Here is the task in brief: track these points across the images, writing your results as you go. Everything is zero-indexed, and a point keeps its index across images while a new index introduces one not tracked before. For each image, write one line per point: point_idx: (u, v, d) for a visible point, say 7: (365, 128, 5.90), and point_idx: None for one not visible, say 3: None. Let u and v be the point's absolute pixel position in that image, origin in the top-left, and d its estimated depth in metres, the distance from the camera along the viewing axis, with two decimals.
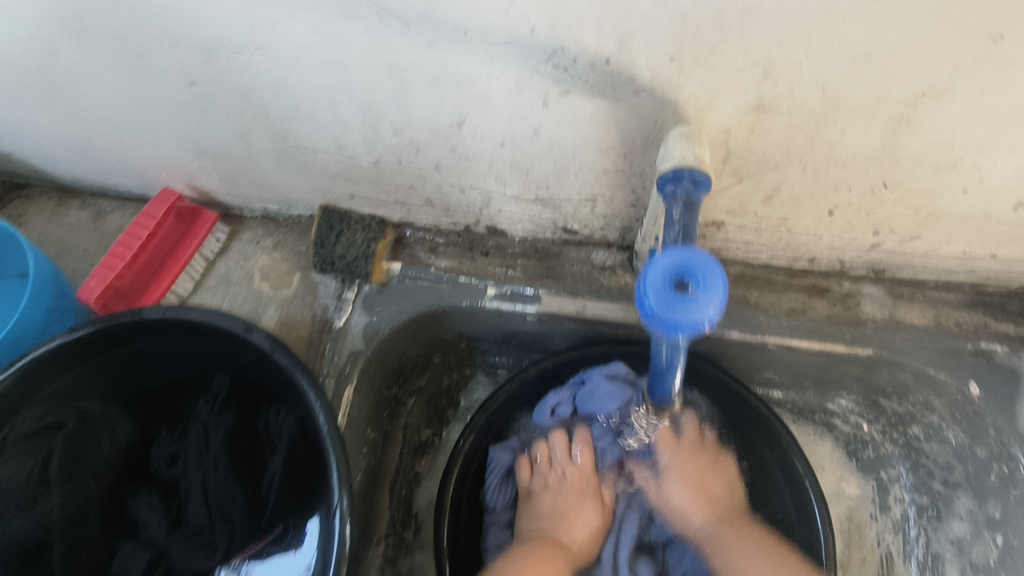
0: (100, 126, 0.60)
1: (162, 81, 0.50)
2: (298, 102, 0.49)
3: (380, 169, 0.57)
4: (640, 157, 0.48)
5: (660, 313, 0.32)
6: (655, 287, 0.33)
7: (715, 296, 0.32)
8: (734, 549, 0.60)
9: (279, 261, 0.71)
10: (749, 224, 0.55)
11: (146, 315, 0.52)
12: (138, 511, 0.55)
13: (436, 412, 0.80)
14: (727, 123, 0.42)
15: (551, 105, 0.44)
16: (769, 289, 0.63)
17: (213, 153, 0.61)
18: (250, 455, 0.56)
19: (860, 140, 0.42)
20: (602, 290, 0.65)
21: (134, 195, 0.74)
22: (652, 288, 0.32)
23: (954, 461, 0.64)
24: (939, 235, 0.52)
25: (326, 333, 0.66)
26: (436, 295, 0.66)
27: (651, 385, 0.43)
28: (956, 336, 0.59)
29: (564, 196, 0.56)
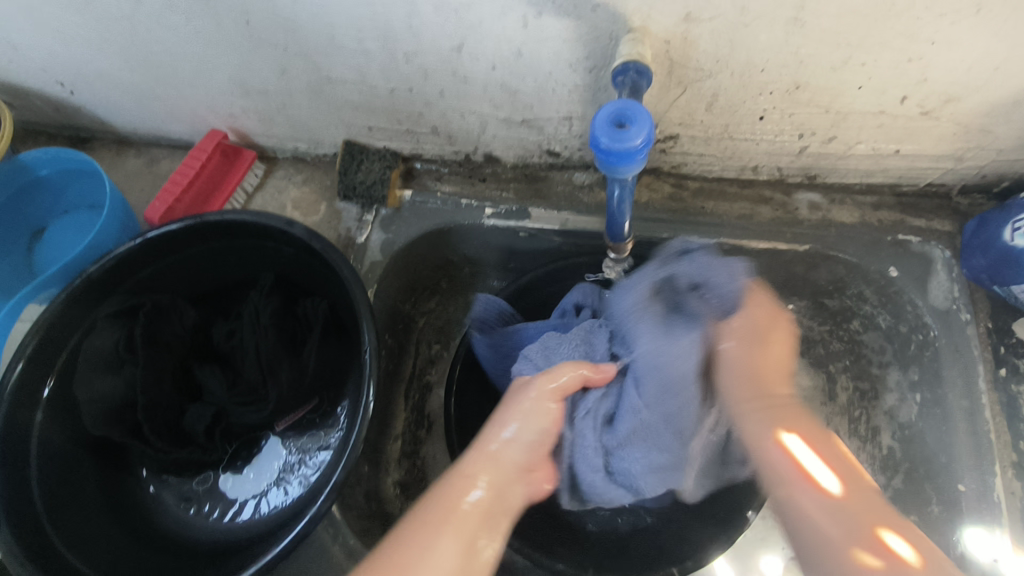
0: (165, 70, 0.73)
1: (223, 21, 0.63)
2: (332, 32, 0.62)
3: (395, 97, 0.70)
4: (603, 71, 0.60)
5: (607, 145, 0.43)
6: (601, 128, 0.43)
7: (647, 125, 0.43)
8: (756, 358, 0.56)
9: (308, 193, 0.83)
10: (699, 134, 0.67)
11: (207, 218, 0.64)
12: (203, 378, 0.66)
13: (444, 332, 0.91)
14: (666, 32, 0.55)
15: (529, 26, 0.57)
16: (723, 198, 0.74)
17: (257, 92, 0.74)
18: (293, 332, 0.67)
19: (768, 44, 0.54)
20: (582, 206, 0.77)
21: (184, 142, 0.87)
22: (599, 130, 0.43)
23: (885, 343, 0.74)
24: (850, 133, 0.63)
25: (350, 249, 0.79)
26: (443, 215, 0.79)
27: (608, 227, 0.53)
28: (877, 229, 0.71)
29: (545, 116, 0.69)
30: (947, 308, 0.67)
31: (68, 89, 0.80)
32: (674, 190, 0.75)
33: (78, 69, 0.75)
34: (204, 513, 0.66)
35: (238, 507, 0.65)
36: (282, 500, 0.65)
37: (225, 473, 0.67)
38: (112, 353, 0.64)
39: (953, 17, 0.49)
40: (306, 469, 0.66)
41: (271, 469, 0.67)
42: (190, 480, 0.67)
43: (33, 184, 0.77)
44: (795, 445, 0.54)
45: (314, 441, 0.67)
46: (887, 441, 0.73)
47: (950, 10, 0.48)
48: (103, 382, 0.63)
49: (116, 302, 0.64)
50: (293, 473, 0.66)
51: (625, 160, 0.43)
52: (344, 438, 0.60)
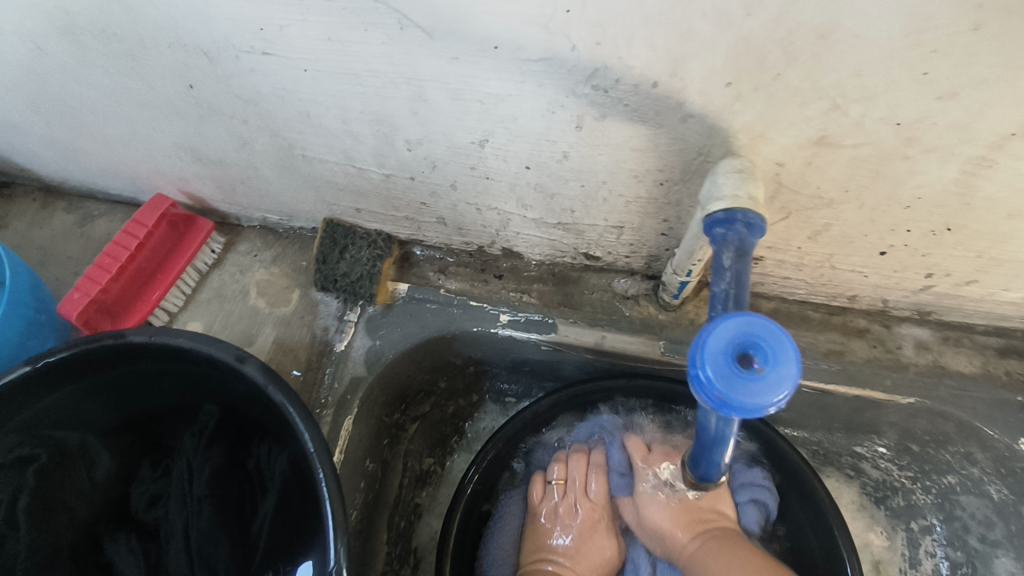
0: (91, 125, 0.55)
1: (159, 81, 0.46)
2: (305, 108, 0.45)
3: (391, 183, 0.53)
4: (678, 186, 0.44)
5: (723, 391, 0.27)
6: (715, 360, 0.27)
7: (788, 374, 0.27)
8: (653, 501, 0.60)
9: (278, 277, 0.66)
10: (790, 259, 0.51)
11: (129, 338, 0.47)
12: (115, 555, 0.49)
13: (440, 440, 0.75)
14: (782, 156, 0.38)
15: (585, 128, 0.40)
16: (805, 327, 0.58)
17: (211, 160, 0.57)
18: (239, 499, 0.50)
19: (928, 181, 0.38)
20: (623, 321, 0.60)
21: (126, 199, 0.69)
22: (711, 361, 0.27)
23: (995, 517, 0.59)
24: (998, 280, 0.47)
25: (326, 357, 0.62)
26: (446, 319, 0.62)
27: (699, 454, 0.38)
28: (1006, 386, 0.55)
29: (588, 221, 0.52)
30: None
31: None
32: None
33: None
34: None
35: None
36: None
37: None
38: None
39: None
40: None
41: None
42: None
43: None
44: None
45: None
46: None
47: None
48: None
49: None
50: None
51: (744, 414, 0.27)
52: None
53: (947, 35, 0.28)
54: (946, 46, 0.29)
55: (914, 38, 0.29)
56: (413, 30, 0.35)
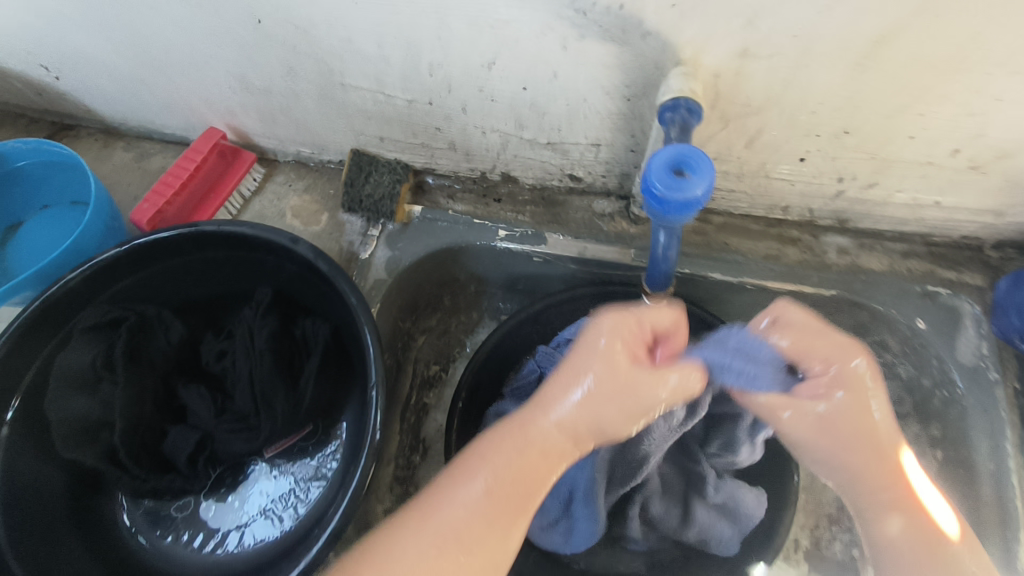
0: (163, 62, 0.67)
1: (233, 17, 0.58)
2: (350, 35, 0.57)
3: (413, 109, 0.65)
4: (641, 99, 0.57)
5: (662, 193, 0.39)
6: (659, 175, 0.40)
7: (706, 180, 0.39)
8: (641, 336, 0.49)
9: (309, 202, 0.78)
10: (733, 169, 0.64)
11: (202, 228, 0.59)
12: (189, 399, 0.61)
13: (445, 351, 0.87)
14: (717, 66, 0.51)
15: (569, 48, 0.53)
16: (748, 236, 0.71)
17: (262, 92, 0.68)
18: (290, 356, 0.62)
19: (824, 86, 0.51)
20: (601, 234, 0.73)
21: (177, 137, 0.81)
22: (655, 175, 0.40)
23: (905, 394, 0.72)
24: (892, 181, 0.61)
25: (354, 264, 0.74)
26: (455, 235, 0.74)
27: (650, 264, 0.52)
28: (908, 279, 0.68)
29: (572, 139, 0.65)
30: (974, 364, 0.65)
31: (53, 74, 0.74)
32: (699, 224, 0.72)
33: (65, 53, 0.69)
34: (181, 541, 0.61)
35: (219, 538, 0.61)
36: (270, 532, 0.60)
37: (207, 499, 0.62)
38: (88, 370, 0.59)
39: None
40: (296, 500, 0.62)
41: (257, 497, 0.62)
42: (168, 505, 0.62)
43: (11, 174, 0.71)
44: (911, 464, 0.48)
45: (306, 467, 0.63)
46: None
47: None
48: (78, 401, 0.58)
49: (93, 314, 0.59)
50: (282, 504, 0.61)
51: (680, 210, 0.40)
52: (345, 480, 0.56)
53: None
54: None
55: None
56: None
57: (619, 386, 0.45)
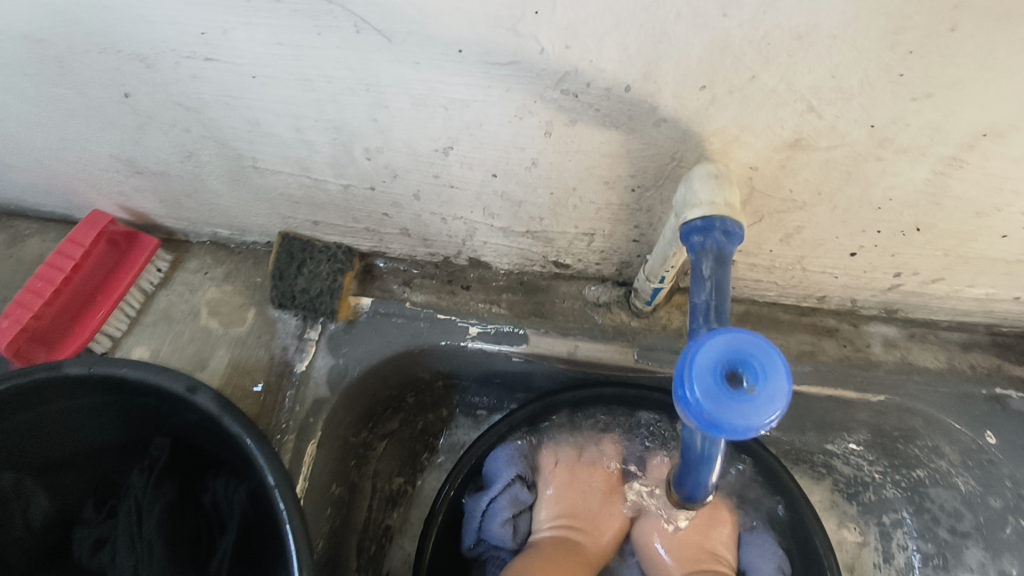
0: (16, 140, 0.51)
1: (89, 89, 0.42)
2: (257, 116, 0.41)
3: (350, 195, 0.50)
4: (652, 192, 0.43)
5: (702, 389, 0.26)
6: (705, 363, 0.27)
7: (777, 396, 0.26)
8: (599, 502, 0.62)
9: (231, 294, 0.62)
10: (761, 263, 0.51)
11: (66, 370, 0.43)
12: None
13: (409, 457, 0.72)
14: (756, 159, 0.37)
15: (555, 135, 0.38)
16: (776, 329, 0.58)
17: (152, 172, 0.52)
18: (196, 536, 0.46)
19: (902, 181, 0.38)
20: (595, 329, 0.59)
21: (58, 216, 0.64)
22: (702, 361, 0.27)
23: (964, 507, 0.60)
24: (964, 277, 0.48)
25: (286, 379, 0.59)
26: (413, 333, 0.60)
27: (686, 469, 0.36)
28: (970, 379, 0.56)
29: (558, 229, 0.50)
30: None
31: None
32: None
33: None
34: None
35: None
36: None
37: None
38: None
39: None
40: None
41: None
42: None
43: None
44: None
45: None
46: None
47: None
48: None
49: None
50: None
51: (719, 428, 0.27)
52: None
53: (919, 33, 0.28)
54: (916, 44, 0.28)
55: (890, 38, 0.28)
56: (370, 33, 0.32)
57: (596, 490, 0.62)
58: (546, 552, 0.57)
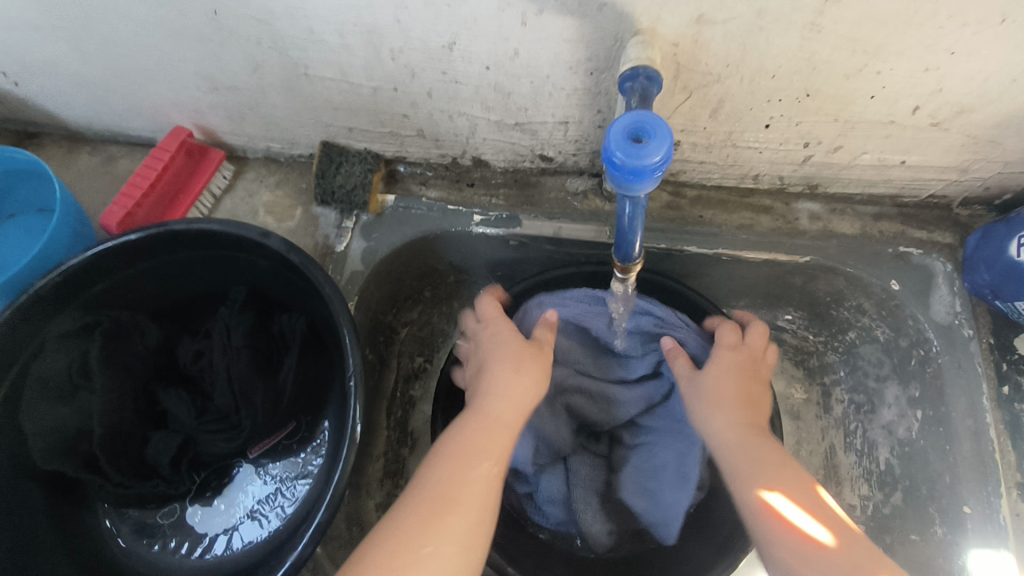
0: (124, 64, 0.66)
1: (189, 10, 0.57)
2: (311, 25, 0.56)
3: (378, 97, 0.65)
4: (605, 74, 0.57)
5: (623, 160, 0.39)
6: (618, 143, 0.40)
7: (664, 143, 0.39)
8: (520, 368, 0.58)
9: (282, 197, 0.78)
10: (701, 141, 0.64)
11: (171, 227, 0.58)
12: (168, 403, 0.60)
13: (427, 341, 0.87)
14: (675, 35, 0.51)
15: (528, 24, 0.52)
16: (722, 209, 0.72)
17: (225, 87, 0.68)
18: (269, 353, 0.62)
19: (783, 49, 0.51)
20: (575, 213, 0.73)
21: (144, 140, 0.80)
22: (615, 144, 0.40)
23: (884, 356, 0.72)
24: (857, 143, 0.61)
25: (329, 257, 0.74)
26: (428, 222, 0.74)
27: (618, 244, 0.49)
28: (879, 241, 0.69)
29: (540, 119, 0.65)
30: (948, 322, 0.65)
31: (13, 81, 0.73)
32: (672, 198, 0.73)
33: (24, 60, 0.68)
34: (170, 549, 0.61)
35: (208, 543, 0.61)
36: (257, 534, 0.60)
37: (193, 504, 0.63)
38: (64, 379, 0.58)
39: (975, 28, 0.47)
40: (282, 499, 0.62)
41: (244, 499, 0.62)
42: (153, 513, 0.62)
43: None
44: (780, 503, 0.50)
45: (291, 465, 0.63)
46: (885, 456, 0.72)
47: (974, 19, 0.46)
48: (53, 412, 0.57)
49: (67, 322, 0.58)
50: (269, 505, 0.61)
51: (641, 178, 0.40)
52: (331, 465, 0.56)
53: None
54: None
55: None
56: None
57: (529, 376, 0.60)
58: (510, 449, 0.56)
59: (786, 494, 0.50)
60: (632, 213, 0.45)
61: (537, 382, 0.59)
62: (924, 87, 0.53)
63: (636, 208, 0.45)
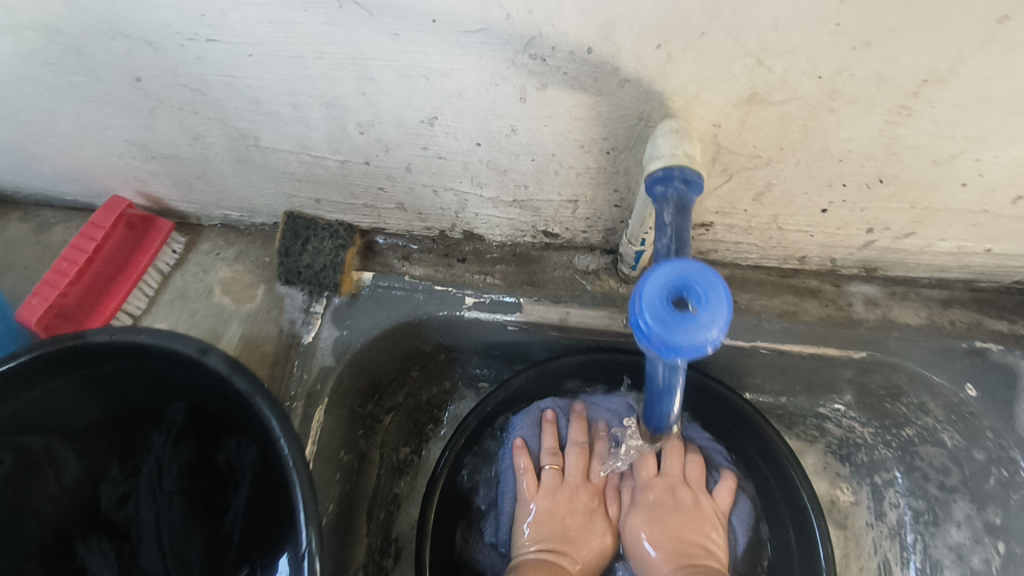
0: (41, 129, 0.55)
1: (103, 75, 0.46)
2: (256, 95, 0.45)
3: (346, 170, 0.54)
4: (625, 154, 0.45)
5: (660, 334, 0.29)
6: (654, 306, 0.29)
7: (718, 315, 0.29)
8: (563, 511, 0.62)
9: (241, 273, 0.66)
10: (739, 223, 0.53)
11: (90, 338, 0.47)
12: (87, 557, 0.50)
13: (415, 429, 0.76)
14: (716, 116, 0.40)
15: (529, 100, 0.41)
16: (760, 292, 0.60)
17: (163, 156, 0.56)
18: (211, 494, 0.51)
19: (857, 133, 0.40)
20: (585, 296, 0.62)
21: (82, 204, 0.69)
22: (650, 309, 0.29)
23: (951, 464, 0.61)
24: (934, 230, 0.50)
25: (294, 350, 0.62)
26: (412, 305, 0.63)
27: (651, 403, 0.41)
28: (950, 334, 0.57)
29: (543, 196, 0.53)
30: None
31: None
32: None
33: None
34: None
35: None
36: None
37: None
38: None
39: None
40: None
41: None
42: None
43: None
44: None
45: None
46: None
47: None
48: None
49: None
50: None
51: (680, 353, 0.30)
52: None
53: None
54: None
55: None
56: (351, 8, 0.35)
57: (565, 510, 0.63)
58: (526, 571, 0.57)
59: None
60: (670, 372, 0.37)
61: (575, 522, 0.62)
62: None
63: (675, 372, 0.37)
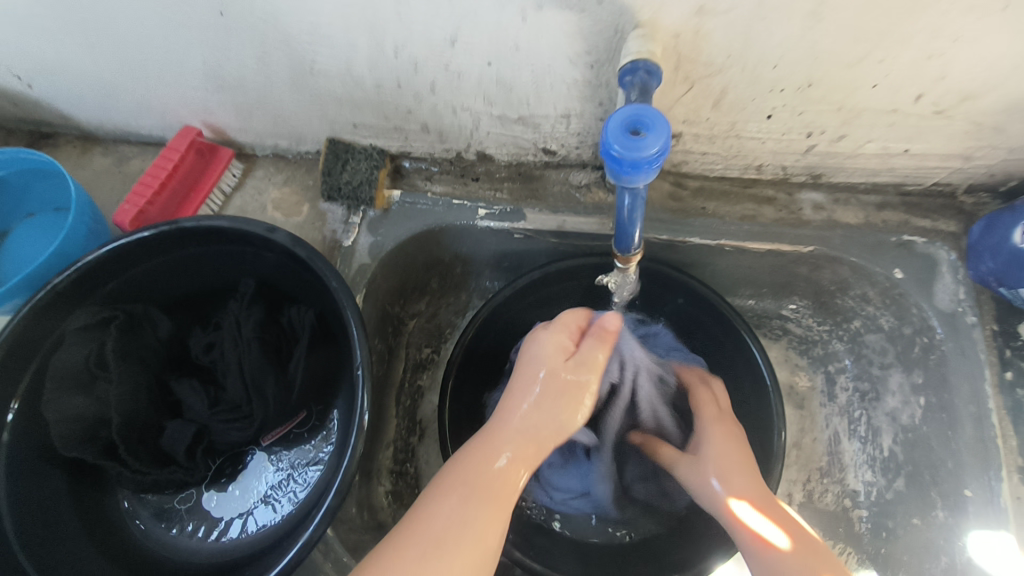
0: (133, 63, 0.68)
1: (194, 9, 0.58)
2: (316, 22, 0.57)
3: (382, 92, 0.66)
4: (606, 67, 0.57)
5: (620, 153, 0.41)
6: (616, 135, 0.41)
7: (661, 135, 0.41)
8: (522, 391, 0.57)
9: (290, 193, 0.79)
10: (704, 132, 0.65)
11: (182, 224, 0.59)
12: (182, 393, 0.63)
13: (436, 332, 0.88)
14: (675, 26, 0.51)
15: (530, 19, 0.53)
16: (725, 199, 0.72)
17: (231, 84, 0.69)
18: (278, 344, 0.64)
19: (784, 38, 0.51)
20: (579, 206, 0.74)
21: (156, 139, 0.81)
22: (613, 137, 0.41)
23: (888, 344, 0.72)
24: (860, 131, 0.61)
25: (337, 252, 0.75)
26: (434, 216, 0.75)
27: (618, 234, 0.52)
28: (883, 230, 0.69)
29: (543, 112, 0.65)
30: (952, 310, 0.65)
31: (27, 83, 0.74)
32: (674, 188, 0.73)
33: (37, 61, 0.70)
34: (186, 532, 0.63)
35: (223, 527, 0.63)
36: (270, 518, 0.62)
37: (209, 490, 0.65)
38: (82, 369, 0.60)
39: (978, 13, 0.47)
40: (295, 485, 0.64)
41: (257, 486, 0.64)
42: (170, 498, 0.64)
43: None
44: (745, 509, 0.59)
45: (303, 453, 0.65)
46: (888, 443, 0.73)
47: (976, 5, 0.46)
48: (73, 401, 0.59)
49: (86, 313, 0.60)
50: (282, 491, 0.63)
51: (639, 169, 0.42)
52: (342, 442, 0.57)
53: None
54: None
55: None
56: None
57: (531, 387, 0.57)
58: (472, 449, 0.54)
59: (752, 502, 0.60)
60: (633, 205, 0.47)
61: (534, 407, 0.56)
62: (928, 73, 0.53)
63: (637, 200, 0.47)
